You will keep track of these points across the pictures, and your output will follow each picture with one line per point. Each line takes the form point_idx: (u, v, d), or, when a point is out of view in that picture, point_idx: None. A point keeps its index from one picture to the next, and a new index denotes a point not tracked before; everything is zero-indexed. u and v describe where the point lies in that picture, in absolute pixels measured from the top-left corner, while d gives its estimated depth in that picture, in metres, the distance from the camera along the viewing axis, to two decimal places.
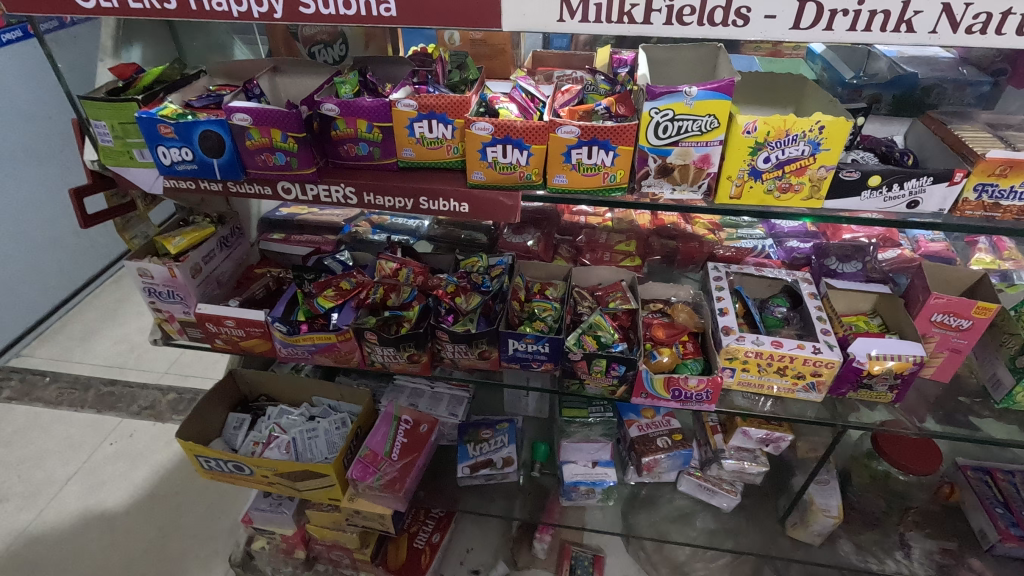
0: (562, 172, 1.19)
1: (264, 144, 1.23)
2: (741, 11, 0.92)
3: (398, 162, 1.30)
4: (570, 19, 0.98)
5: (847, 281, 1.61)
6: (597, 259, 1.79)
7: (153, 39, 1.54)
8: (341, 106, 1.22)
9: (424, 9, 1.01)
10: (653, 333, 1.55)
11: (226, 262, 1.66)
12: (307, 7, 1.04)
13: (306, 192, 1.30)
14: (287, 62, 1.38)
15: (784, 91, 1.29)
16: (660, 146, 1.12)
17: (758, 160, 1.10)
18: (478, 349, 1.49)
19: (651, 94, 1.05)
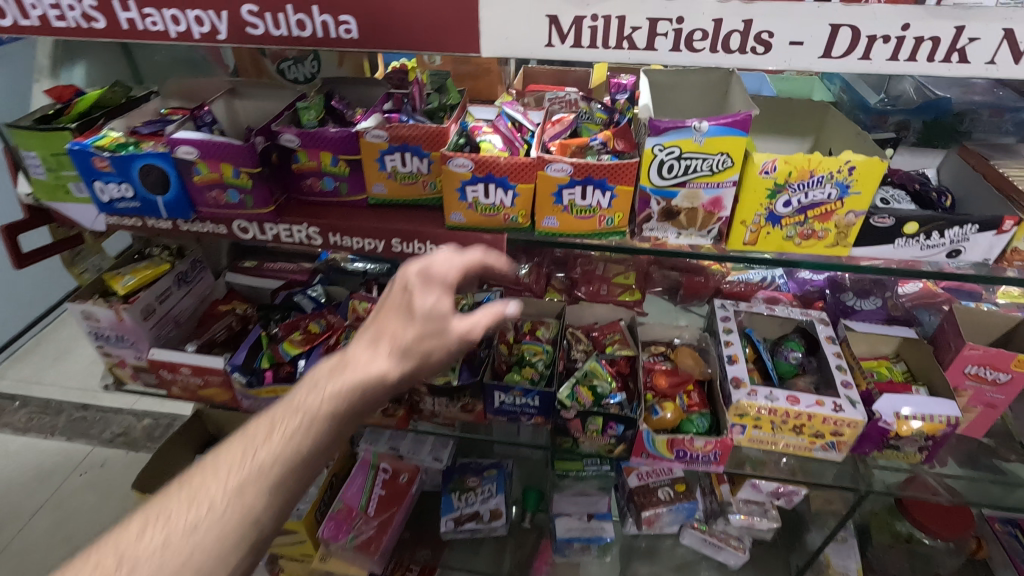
0: (553, 215, 1.05)
1: (214, 180, 1.08)
2: (763, 36, 0.78)
3: (369, 198, 1.15)
4: (561, 44, 0.83)
5: (866, 322, 1.46)
6: (593, 292, 1.64)
7: (103, 57, 1.39)
8: (302, 137, 1.08)
9: (390, 32, 0.86)
10: (655, 382, 1.40)
11: (186, 299, 1.51)
12: (255, 27, 0.89)
13: (265, 231, 1.15)
14: (246, 84, 1.24)
15: (802, 119, 1.15)
16: (665, 187, 0.97)
17: (777, 204, 0.96)
18: (461, 402, 1.35)
19: (654, 129, 0.91)
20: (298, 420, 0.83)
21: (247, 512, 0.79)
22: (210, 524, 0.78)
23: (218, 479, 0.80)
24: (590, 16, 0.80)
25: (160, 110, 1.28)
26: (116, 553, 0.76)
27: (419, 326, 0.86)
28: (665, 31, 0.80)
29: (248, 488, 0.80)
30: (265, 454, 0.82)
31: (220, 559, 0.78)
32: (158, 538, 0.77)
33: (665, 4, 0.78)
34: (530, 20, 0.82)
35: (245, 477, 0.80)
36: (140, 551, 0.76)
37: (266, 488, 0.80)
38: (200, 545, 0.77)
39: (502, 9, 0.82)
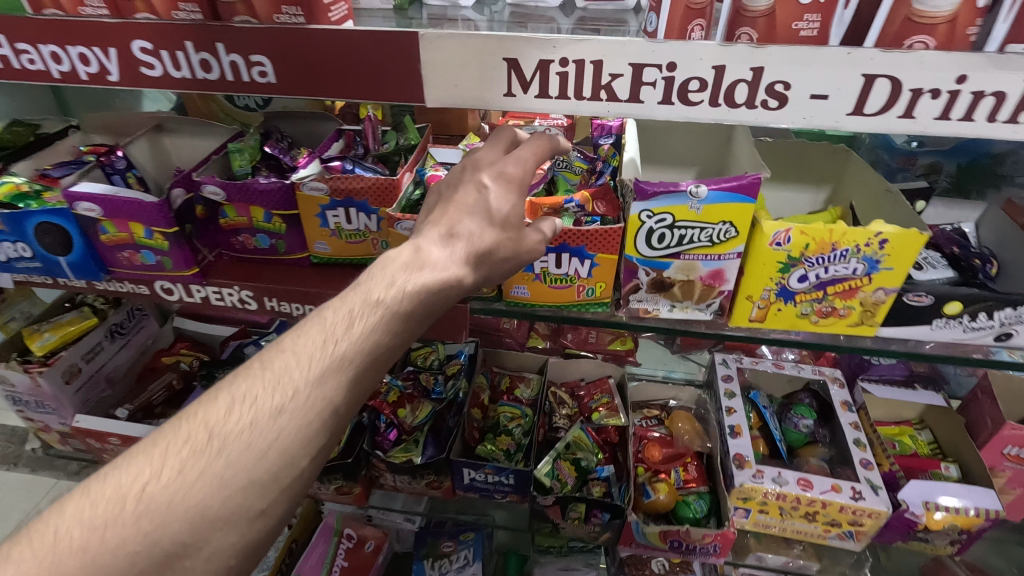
0: (522, 283, 0.88)
1: (124, 240, 0.92)
2: (777, 87, 0.61)
3: (312, 257, 0.99)
4: (523, 93, 0.67)
5: (886, 384, 1.29)
6: (580, 338, 1.39)
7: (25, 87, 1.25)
8: (228, 189, 0.92)
9: (313, 75, 0.70)
10: (648, 455, 1.24)
11: (121, 353, 1.34)
12: (151, 68, 0.73)
13: (191, 294, 0.99)
14: (174, 120, 1.06)
15: (818, 165, 0.98)
16: (655, 257, 0.81)
17: (791, 279, 0.79)
18: (425, 480, 1.18)
19: (641, 192, 0.74)
20: (389, 302, 0.66)
21: (328, 402, 0.62)
22: (297, 408, 0.61)
23: (312, 353, 0.63)
24: (558, 61, 0.63)
25: (79, 147, 1.12)
26: (205, 427, 0.60)
27: (497, 232, 0.71)
28: (653, 79, 0.63)
29: (331, 377, 0.63)
30: (346, 348, 0.63)
31: (317, 425, 0.62)
32: (243, 419, 0.60)
33: (652, 48, 0.61)
34: (484, 64, 0.66)
35: (329, 363, 0.63)
36: (230, 430, 0.60)
37: (361, 367, 0.64)
38: (281, 439, 0.60)
39: (449, 51, 0.65)
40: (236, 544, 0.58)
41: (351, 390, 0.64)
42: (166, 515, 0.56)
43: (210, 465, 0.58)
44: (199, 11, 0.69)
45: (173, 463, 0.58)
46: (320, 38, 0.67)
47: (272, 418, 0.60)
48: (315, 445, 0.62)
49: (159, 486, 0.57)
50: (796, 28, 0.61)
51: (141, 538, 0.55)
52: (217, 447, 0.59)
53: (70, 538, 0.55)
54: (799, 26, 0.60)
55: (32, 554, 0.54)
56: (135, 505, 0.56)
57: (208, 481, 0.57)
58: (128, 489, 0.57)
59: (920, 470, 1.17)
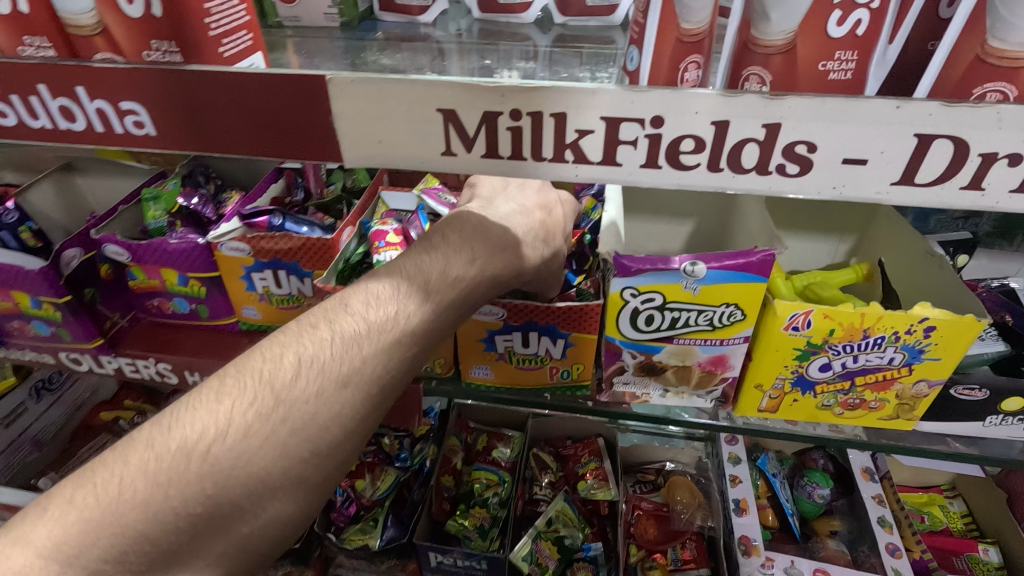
0: (485, 363, 0.73)
1: (12, 310, 0.78)
2: (798, 149, 0.46)
3: (241, 322, 0.83)
4: (466, 152, 0.51)
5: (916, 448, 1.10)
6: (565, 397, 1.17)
7: None
8: (134, 249, 0.77)
9: (201, 127, 0.54)
10: (641, 531, 1.11)
11: (50, 412, 1.20)
12: (3, 116, 0.57)
13: (102, 366, 0.83)
14: (85, 157, 0.92)
15: (843, 214, 0.81)
16: (642, 340, 0.65)
17: (811, 367, 0.64)
18: (385, 564, 1.06)
19: (621, 268, 0.59)
20: (477, 275, 0.59)
21: (398, 377, 0.54)
22: (372, 378, 0.51)
23: (395, 314, 0.54)
24: (508, 113, 0.48)
25: None
26: (269, 386, 0.49)
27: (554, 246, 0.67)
28: (633, 137, 0.48)
29: (404, 349, 0.54)
30: (422, 319, 0.55)
31: (392, 393, 0.53)
32: (313, 386, 0.49)
33: (631, 98, 0.46)
34: (413, 116, 0.50)
35: (403, 335, 0.54)
36: (297, 396, 0.49)
37: (435, 339, 0.57)
38: (361, 401, 0.51)
39: (368, 100, 0.50)
40: (295, 513, 0.49)
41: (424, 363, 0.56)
42: (229, 477, 0.46)
43: (277, 433, 0.47)
44: (50, 46, 0.55)
45: (238, 423, 0.47)
46: (202, 81, 0.52)
47: (347, 384, 0.50)
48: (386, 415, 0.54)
49: (224, 444, 0.46)
50: (824, 70, 0.46)
51: (205, 498, 0.45)
52: (286, 413, 0.48)
53: (133, 492, 0.44)
54: (828, 67, 0.46)
55: (94, 501, 0.44)
56: (199, 465, 0.45)
57: (280, 443, 0.47)
58: (192, 445, 0.46)
59: (952, 552, 1.03)
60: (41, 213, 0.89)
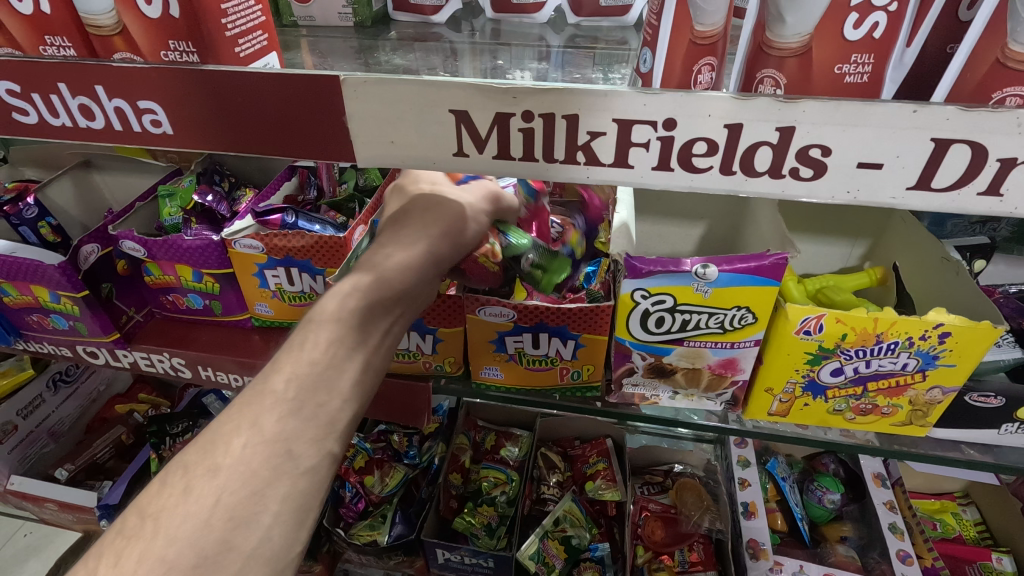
0: (494, 364, 0.73)
1: (30, 303, 0.79)
2: (811, 152, 0.46)
3: (253, 318, 0.85)
4: (477, 153, 0.52)
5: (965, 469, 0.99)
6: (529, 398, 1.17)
7: None
8: (149, 246, 0.78)
9: (214, 125, 0.55)
10: (648, 533, 1.10)
11: (67, 403, 1.22)
12: (24, 113, 0.58)
13: (117, 359, 0.85)
14: (103, 154, 0.94)
15: (855, 218, 0.80)
16: (652, 342, 0.65)
17: (822, 372, 0.64)
18: (394, 560, 1.07)
19: (632, 269, 0.59)
20: (351, 292, 0.54)
21: (288, 432, 0.46)
22: (245, 453, 0.44)
23: (265, 373, 0.49)
24: (519, 114, 0.48)
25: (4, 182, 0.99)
26: (135, 510, 0.43)
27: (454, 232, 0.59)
28: (645, 139, 0.48)
29: (279, 405, 0.47)
30: (295, 364, 0.49)
31: (289, 457, 0.45)
32: (178, 485, 0.43)
33: (643, 100, 0.46)
34: (425, 118, 0.51)
35: (275, 393, 0.47)
36: (163, 507, 0.43)
37: (323, 380, 0.49)
38: (243, 481, 0.43)
39: (380, 102, 0.50)
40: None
41: (323, 410, 0.48)
42: None
43: (144, 555, 0.40)
44: (70, 45, 0.56)
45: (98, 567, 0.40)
46: (218, 80, 0.52)
47: (216, 471, 0.43)
48: (304, 474, 0.46)
49: None
50: (839, 73, 0.46)
51: None
52: (154, 527, 0.42)
53: None
54: (843, 71, 0.46)
55: None
56: None
57: (156, 561, 0.40)
58: None
59: (965, 560, 1.02)
60: (61, 210, 0.92)
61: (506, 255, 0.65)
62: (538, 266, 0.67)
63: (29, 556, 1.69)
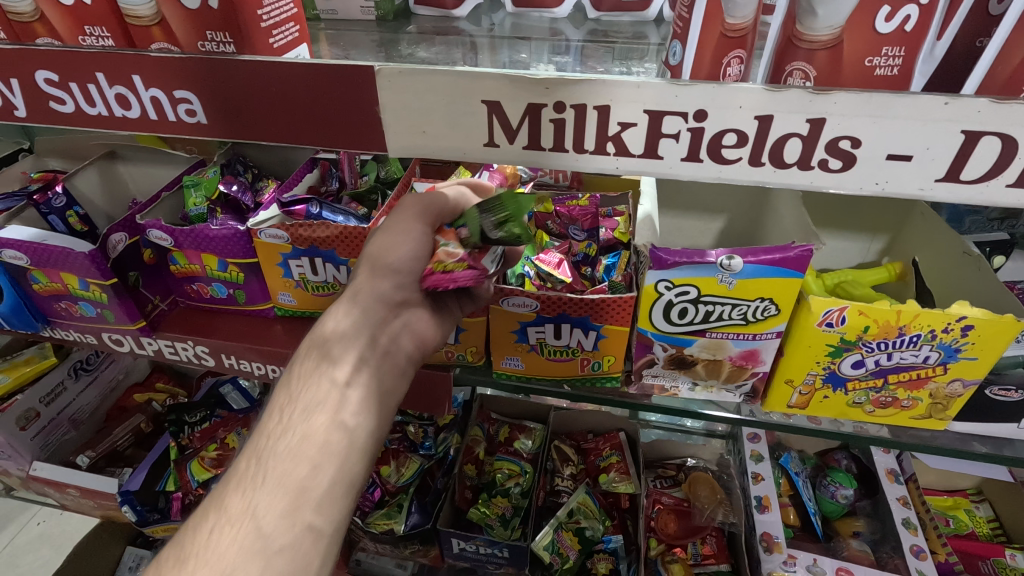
0: (515, 354, 0.74)
1: (59, 290, 0.80)
2: (841, 144, 0.46)
3: (276, 308, 0.86)
4: (508, 143, 0.53)
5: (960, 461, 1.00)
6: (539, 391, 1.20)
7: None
8: (176, 235, 0.79)
9: (247, 114, 0.56)
10: (661, 526, 1.11)
11: (88, 392, 1.24)
12: (61, 102, 0.60)
13: (142, 347, 0.86)
14: (128, 146, 0.95)
15: (875, 212, 0.80)
16: (674, 333, 0.66)
17: (843, 364, 0.64)
18: (410, 549, 1.08)
19: (657, 260, 0.60)
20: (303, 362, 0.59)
21: (247, 514, 0.51)
22: (211, 541, 0.50)
23: (237, 456, 0.56)
24: (551, 105, 0.49)
25: (30, 172, 1.00)
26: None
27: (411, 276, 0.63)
28: (676, 131, 0.48)
29: (241, 490, 0.53)
30: (256, 447, 0.55)
31: (251, 538, 0.50)
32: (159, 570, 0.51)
33: (674, 92, 0.47)
34: (457, 109, 0.51)
35: (240, 481, 0.54)
36: None
37: (279, 456, 0.54)
38: (212, 561, 0.49)
39: (413, 92, 0.51)
40: None
41: (286, 480, 0.52)
42: None
43: None
44: (109, 35, 0.58)
45: None
46: (254, 71, 0.53)
47: (190, 556, 0.50)
48: (278, 552, 0.50)
49: None
50: (870, 66, 0.46)
51: None
52: None
53: None
54: (874, 63, 0.46)
55: None
56: None
57: None
58: None
59: (978, 556, 1.02)
60: (87, 199, 0.93)
61: (473, 243, 0.60)
62: (501, 221, 0.58)
63: (42, 543, 1.72)
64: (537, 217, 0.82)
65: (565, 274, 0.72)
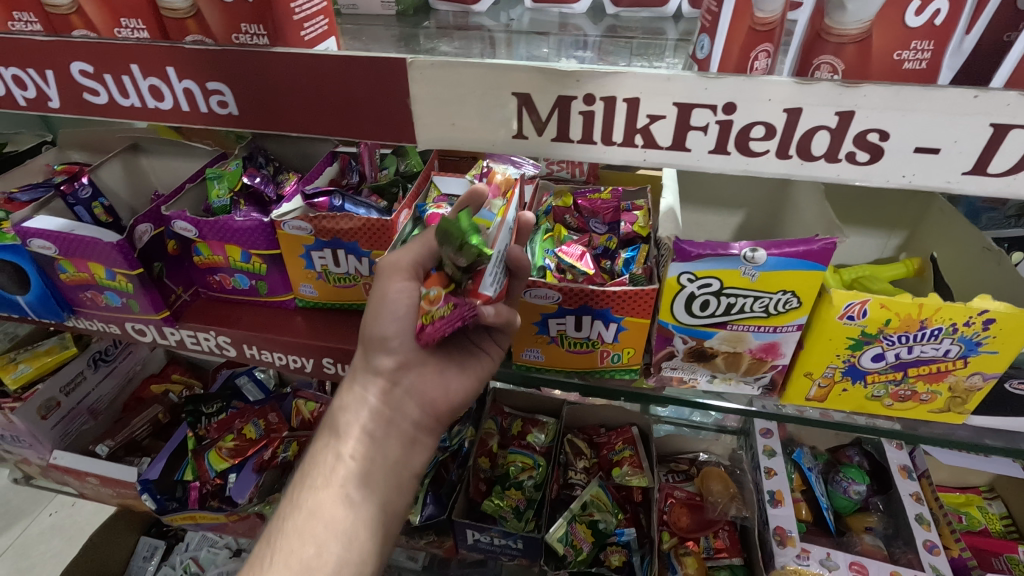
0: (535, 346, 0.75)
1: (85, 280, 0.81)
2: (869, 137, 0.47)
3: (297, 299, 0.87)
4: (537, 135, 0.53)
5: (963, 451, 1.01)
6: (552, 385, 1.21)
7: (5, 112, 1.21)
8: (200, 227, 0.80)
9: (278, 105, 0.57)
10: (674, 519, 1.12)
11: (106, 382, 1.25)
12: (95, 94, 0.61)
13: (165, 337, 0.87)
14: (151, 139, 0.96)
15: (893, 208, 0.81)
16: (695, 325, 0.66)
17: (863, 357, 0.65)
18: (425, 539, 1.10)
19: (681, 253, 0.61)
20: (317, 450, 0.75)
21: None
22: None
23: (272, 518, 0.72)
24: (581, 97, 0.50)
25: (53, 165, 1.02)
26: None
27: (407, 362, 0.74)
28: (704, 123, 0.49)
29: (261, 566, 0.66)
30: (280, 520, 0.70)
31: None
32: None
33: (704, 84, 0.47)
34: (488, 101, 0.52)
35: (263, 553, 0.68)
36: None
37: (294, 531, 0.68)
38: None
39: (444, 85, 0.52)
40: None
41: (294, 558, 0.66)
42: None
43: None
44: (144, 28, 0.59)
45: None
46: (286, 63, 0.54)
47: None
48: None
49: None
50: (898, 60, 0.47)
51: None
52: None
53: None
54: (902, 57, 0.47)
55: None
56: None
57: None
58: None
59: (991, 552, 1.03)
60: (111, 191, 0.94)
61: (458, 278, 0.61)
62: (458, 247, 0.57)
63: (56, 533, 1.74)
64: (556, 210, 0.83)
65: (587, 266, 0.72)
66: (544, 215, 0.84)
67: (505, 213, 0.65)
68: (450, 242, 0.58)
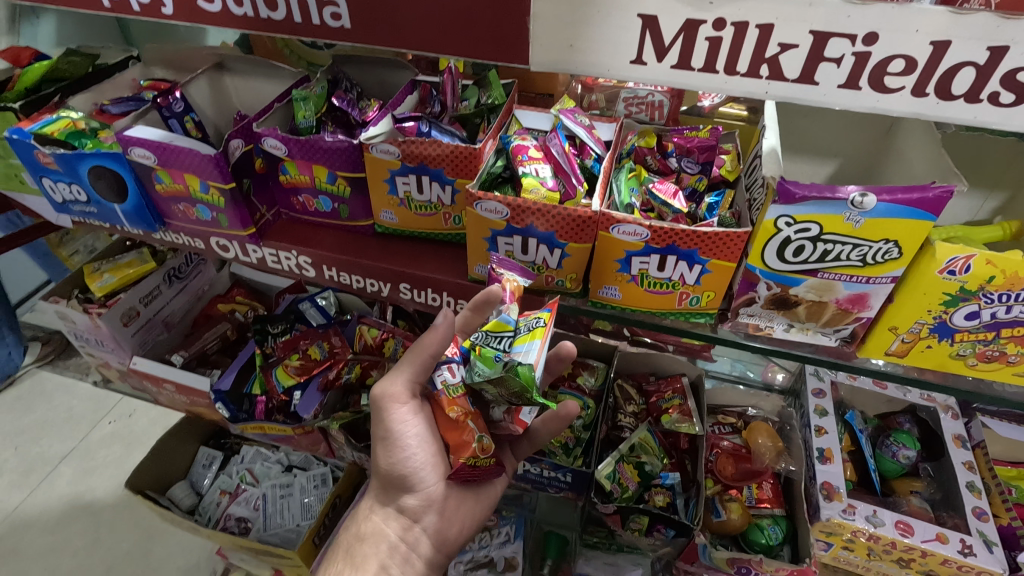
0: (614, 284, 0.75)
1: (180, 192, 0.85)
2: (1019, 76, 0.45)
3: (377, 225, 0.89)
4: (656, 62, 0.53)
5: (1000, 418, 1.14)
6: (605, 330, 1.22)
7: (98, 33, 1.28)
8: (290, 145, 0.81)
9: (392, 19, 0.57)
10: (720, 468, 1.17)
11: (179, 298, 1.32)
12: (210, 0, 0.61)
13: (247, 254, 0.91)
14: (235, 58, 0.97)
15: (995, 166, 0.78)
16: (784, 272, 0.66)
17: (956, 314, 0.64)
18: None
19: (785, 194, 0.60)
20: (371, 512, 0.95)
21: None
22: None
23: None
24: (712, 21, 0.48)
25: (139, 81, 1.04)
26: None
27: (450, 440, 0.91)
28: (839, 55, 0.47)
29: None
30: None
31: None
32: None
33: (848, 12, 0.45)
34: (612, 20, 0.51)
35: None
36: None
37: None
38: None
39: (569, 4, 0.52)
40: None
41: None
42: None
43: None
44: None
45: None
46: None
47: None
48: None
49: None
50: None
51: None
52: None
53: None
54: None
55: None
56: None
57: None
58: None
59: None
60: (199, 107, 0.97)
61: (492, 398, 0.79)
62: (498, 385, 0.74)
63: (115, 439, 1.86)
64: (638, 150, 0.83)
65: (679, 205, 0.74)
66: (625, 155, 0.83)
67: (543, 335, 0.75)
68: (513, 388, 0.74)
